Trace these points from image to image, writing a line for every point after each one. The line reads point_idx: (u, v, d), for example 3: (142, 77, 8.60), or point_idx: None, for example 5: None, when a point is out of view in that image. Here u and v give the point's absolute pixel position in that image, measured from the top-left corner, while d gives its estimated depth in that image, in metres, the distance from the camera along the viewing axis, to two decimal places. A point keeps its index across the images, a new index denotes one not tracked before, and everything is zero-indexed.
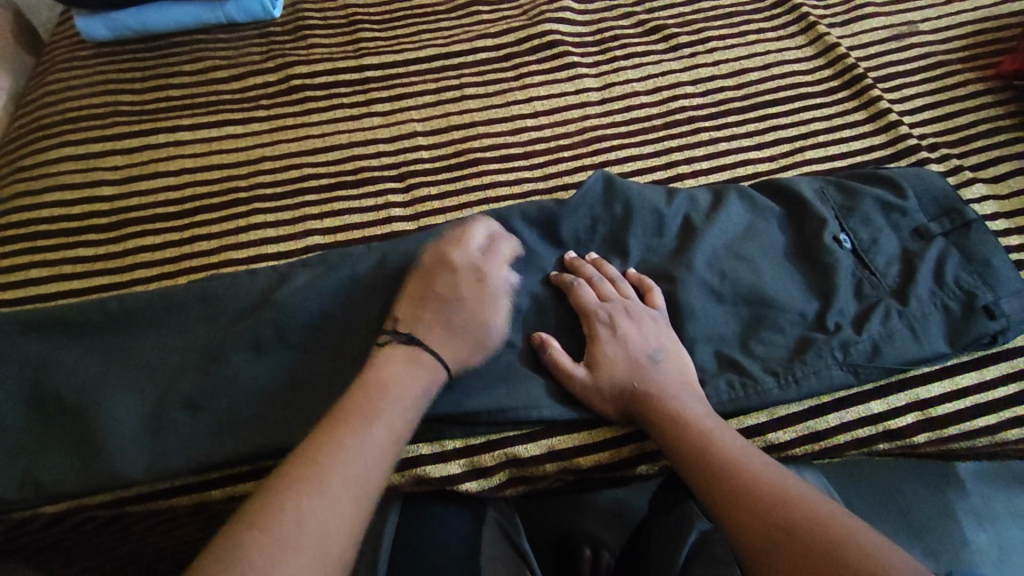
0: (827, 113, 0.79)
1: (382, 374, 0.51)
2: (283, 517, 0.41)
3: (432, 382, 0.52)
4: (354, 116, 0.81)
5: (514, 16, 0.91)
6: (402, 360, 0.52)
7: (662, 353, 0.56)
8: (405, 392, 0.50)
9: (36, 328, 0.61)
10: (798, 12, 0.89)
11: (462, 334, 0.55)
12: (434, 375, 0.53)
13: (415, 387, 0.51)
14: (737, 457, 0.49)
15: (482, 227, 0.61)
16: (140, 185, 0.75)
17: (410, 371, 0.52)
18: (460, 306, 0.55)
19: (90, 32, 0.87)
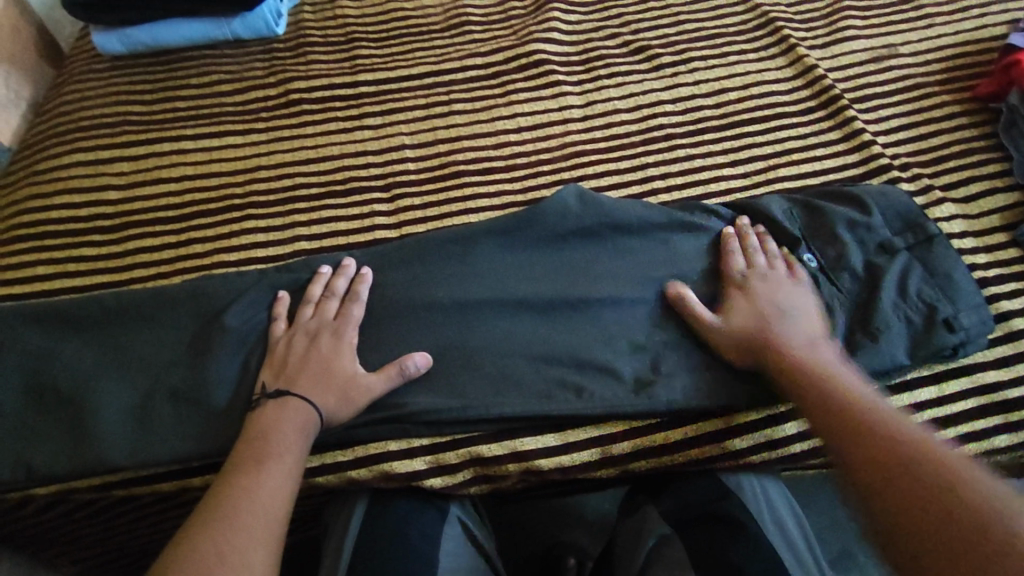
0: (803, 133, 0.81)
1: (256, 436, 0.54)
2: (202, 539, 0.46)
3: (300, 420, 0.55)
4: (346, 128, 0.85)
5: (504, 35, 0.94)
6: (272, 411, 0.56)
7: (797, 311, 0.60)
8: (280, 442, 0.53)
9: (41, 321, 0.66)
10: (780, 34, 0.91)
11: (323, 376, 0.58)
12: (301, 416, 0.55)
13: (287, 431, 0.54)
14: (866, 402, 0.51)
15: (338, 279, 0.66)
16: (143, 190, 0.80)
17: (277, 418, 0.55)
18: (317, 353, 0.60)
19: (105, 47, 0.93)
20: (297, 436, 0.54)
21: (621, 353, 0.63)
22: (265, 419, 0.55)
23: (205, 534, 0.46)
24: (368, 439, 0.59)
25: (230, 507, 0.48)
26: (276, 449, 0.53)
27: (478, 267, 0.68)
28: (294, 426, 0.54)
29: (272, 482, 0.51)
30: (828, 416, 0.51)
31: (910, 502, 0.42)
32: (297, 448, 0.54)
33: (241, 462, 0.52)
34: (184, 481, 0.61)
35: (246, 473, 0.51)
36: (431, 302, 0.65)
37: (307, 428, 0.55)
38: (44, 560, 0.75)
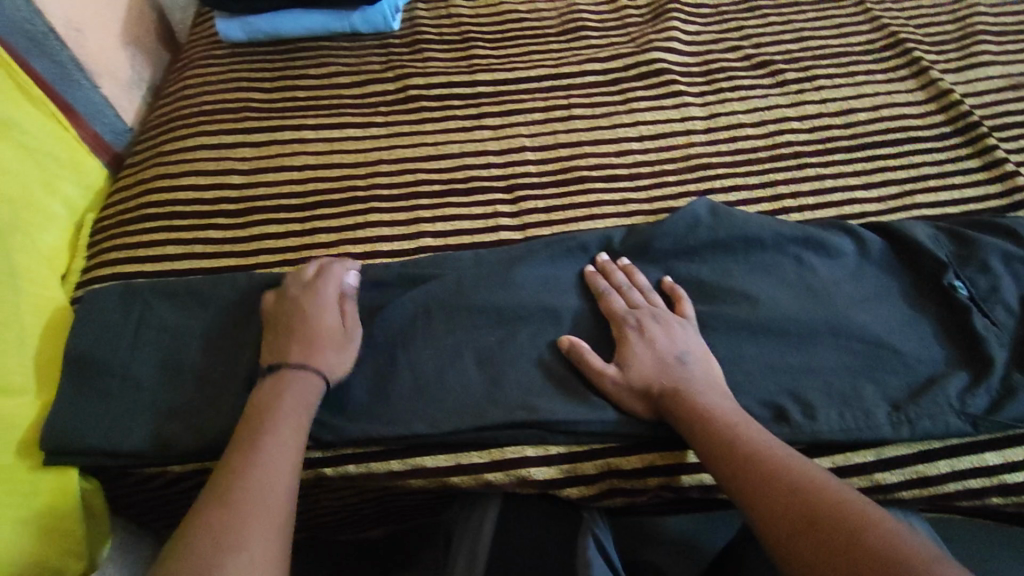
0: (939, 158, 0.78)
1: (256, 412, 0.54)
2: (215, 517, 0.46)
3: (308, 387, 0.56)
4: (466, 127, 0.85)
5: (622, 42, 0.93)
6: (272, 381, 0.56)
7: (691, 355, 0.59)
8: (278, 417, 0.53)
9: (181, 301, 0.67)
10: (910, 56, 0.88)
11: (330, 342, 0.59)
12: (307, 382, 0.56)
13: (289, 401, 0.54)
14: (769, 451, 0.51)
15: (477, 281, 0.67)
16: (267, 177, 0.80)
17: (281, 383, 0.56)
18: (301, 317, 0.60)
19: (228, 34, 0.94)
20: (295, 411, 0.54)
21: (761, 373, 0.61)
22: (279, 383, 0.56)
23: (210, 518, 0.45)
24: (505, 442, 0.59)
25: (233, 489, 0.47)
26: (277, 426, 0.52)
27: (610, 273, 0.67)
28: (298, 394, 0.55)
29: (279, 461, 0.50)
30: (723, 464, 0.52)
31: (786, 517, 0.47)
32: (297, 425, 0.53)
33: (242, 442, 0.51)
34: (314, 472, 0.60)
35: (249, 452, 0.50)
36: (564, 312, 0.65)
37: (310, 399, 0.55)
38: (155, 532, 0.76)
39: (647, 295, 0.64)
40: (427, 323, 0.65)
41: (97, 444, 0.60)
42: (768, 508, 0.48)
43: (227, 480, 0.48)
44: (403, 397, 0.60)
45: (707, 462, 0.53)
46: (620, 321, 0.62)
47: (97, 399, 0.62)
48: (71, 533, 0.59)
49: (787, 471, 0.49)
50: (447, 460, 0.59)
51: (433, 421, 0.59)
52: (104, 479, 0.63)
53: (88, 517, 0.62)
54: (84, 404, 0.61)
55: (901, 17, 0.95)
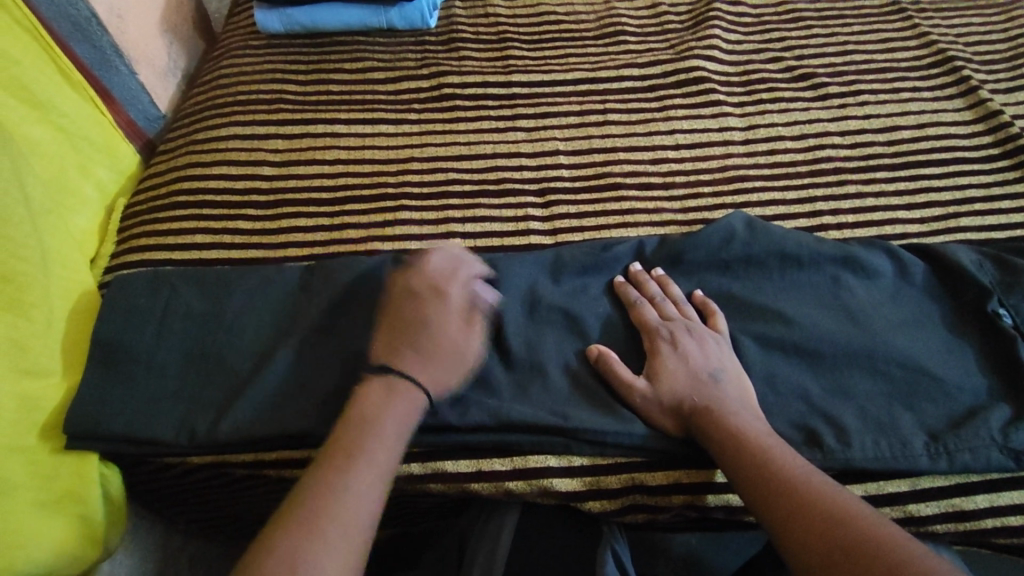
0: (986, 181, 0.76)
1: (364, 421, 0.52)
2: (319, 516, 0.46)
3: (414, 400, 0.54)
4: (499, 128, 0.84)
5: (661, 48, 0.92)
6: (380, 399, 0.53)
7: (724, 373, 0.57)
8: (382, 428, 0.52)
9: (208, 290, 0.67)
10: (959, 74, 0.86)
11: (448, 352, 0.57)
12: (410, 395, 0.54)
13: (392, 420, 0.52)
14: (802, 476, 0.50)
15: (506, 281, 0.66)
16: (298, 170, 0.80)
17: (386, 399, 0.53)
18: (417, 322, 0.57)
19: (265, 25, 0.94)
20: (401, 426, 0.52)
21: (792, 394, 0.60)
22: (385, 399, 0.53)
23: (304, 525, 0.46)
24: (528, 451, 0.58)
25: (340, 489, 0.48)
26: (380, 441, 0.51)
27: (644, 284, 0.66)
28: (404, 411, 0.53)
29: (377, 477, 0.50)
30: (753, 489, 0.50)
31: (815, 544, 0.45)
32: (398, 438, 0.52)
33: (348, 432, 0.52)
34: None
35: (346, 466, 0.49)
36: (593, 322, 0.64)
37: (415, 412, 0.54)
38: (169, 517, 0.76)
39: (679, 307, 0.63)
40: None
41: (120, 430, 0.59)
42: (797, 533, 0.46)
43: (321, 496, 0.47)
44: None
45: (733, 478, 0.52)
46: (651, 333, 0.61)
47: (118, 384, 0.62)
48: (85, 519, 0.59)
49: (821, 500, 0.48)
50: (469, 466, 0.58)
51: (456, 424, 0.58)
52: (124, 466, 0.63)
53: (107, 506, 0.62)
54: (109, 390, 0.61)
55: (950, 33, 0.92)
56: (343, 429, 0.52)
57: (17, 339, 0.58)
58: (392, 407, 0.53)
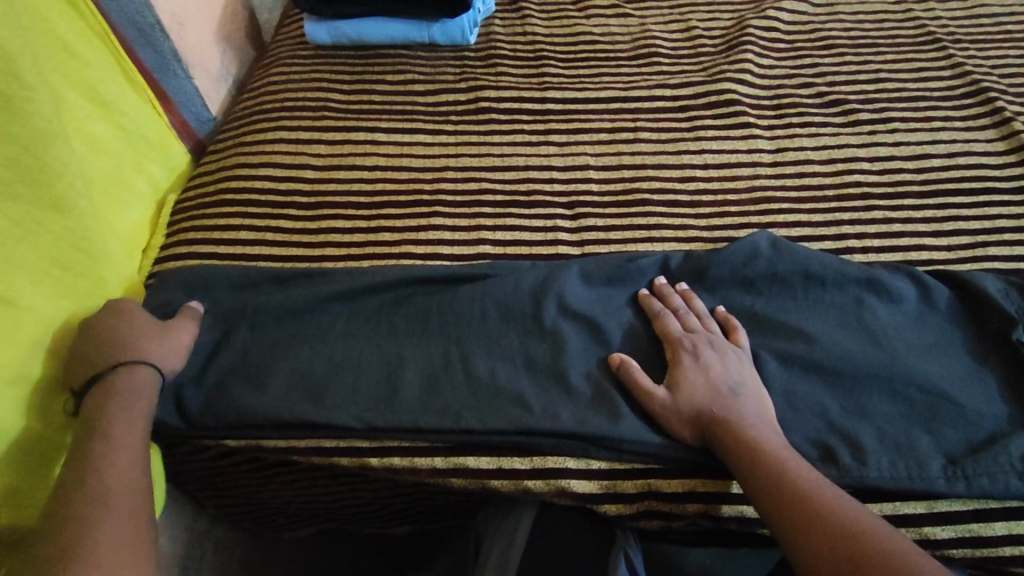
0: (1015, 212, 0.76)
1: (88, 428, 0.55)
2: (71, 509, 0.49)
3: (145, 386, 0.59)
4: (532, 142, 0.86)
5: (693, 70, 0.94)
6: (110, 386, 0.58)
7: (743, 386, 0.59)
8: (116, 427, 0.55)
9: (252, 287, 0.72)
10: (994, 105, 0.86)
11: (154, 341, 0.62)
12: (143, 383, 0.59)
13: (131, 405, 0.57)
14: (810, 489, 0.51)
15: (528, 290, 0.68)
16: (338, 174, 0.84)
17: (120, 390, 0.58)
18: (119, 319, 0.62)
19: (314, 36, 0.99)
20: (132, 418, 0.56)
21: (810, 411, 0.61)
22: (107, 392, 0.57)
23: (61, 519, 0.48)
24: (548, 451, 0.59)
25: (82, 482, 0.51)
26: (116, 437, 0.54)
27: (669, 297, 0.67)
28: (125, 402, 0.57)
29: (128, 464, 0.53)
30: (762, 497, 0.51)
31: (819, 550, 0.47)
32: (137, 433, 0.56)
33: (88, 429, 0.55)
34: (360, 461, 0.62)
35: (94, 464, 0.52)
36: (617, 332, 0.66)
37: (143, 405, 0.58)
38: (199, 499, 0.79)
39: (698, 321, 0.65)
40: (481, 328, 0.66)
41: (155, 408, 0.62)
42: (805, 542, 0.48)
43: (68, 496, 0.50)
44: (455, 397, 0.62)
45: (745, 487, 0.53)
46: (673, 345, 0.63)
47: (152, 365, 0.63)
48: None
49: (826, 512, 0.49)
50: (489, 463, 0.60)
51: (482, 422, 0.60)
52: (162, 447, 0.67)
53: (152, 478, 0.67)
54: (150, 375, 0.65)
55: (985, 64, 0.93)
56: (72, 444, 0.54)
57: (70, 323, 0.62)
58: (124, 392, 0.58)
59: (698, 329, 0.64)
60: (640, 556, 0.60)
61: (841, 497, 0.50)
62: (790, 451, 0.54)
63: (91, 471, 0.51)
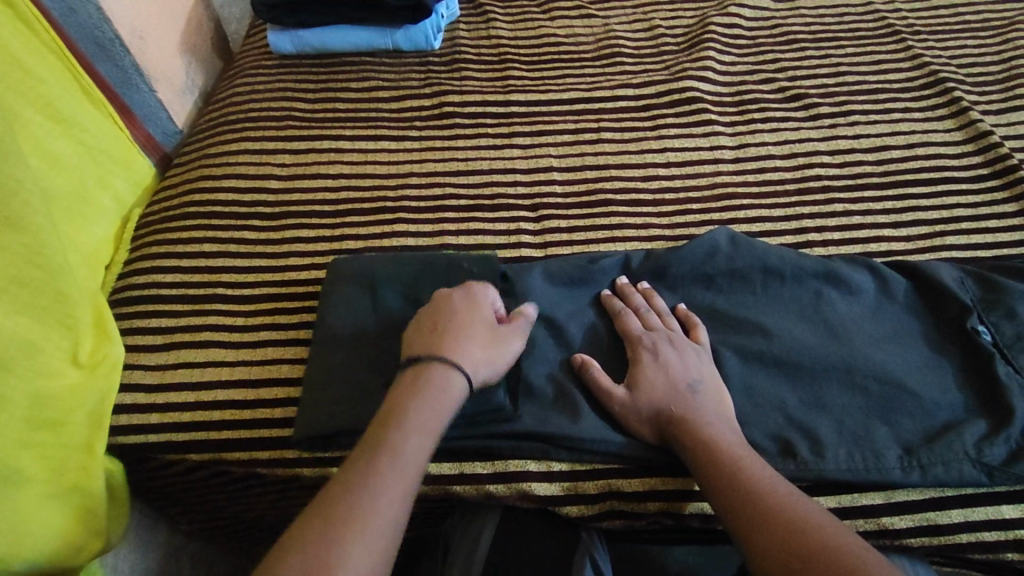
0: (973, 201, 0.77)
1: (393, 417, 0.53)
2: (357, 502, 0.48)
3: (451, 394, 0.55)
4: (496, 145, 0.87)
5: (656, 69, 0.94)
6: (417, 382, 0.55)
7: (703, 384, 0.59)
8: (417, 431, 0.52)
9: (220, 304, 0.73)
10: (951, 95, 0.87)
11: (483, 350, 0.58)
12: (448, 387, 0.55)
13: (426, 411, 0.53)
14: (762, 486, 0.51)
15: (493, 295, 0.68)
16: (302, 183, 0.84)
17: (426, 395, 0.54)
18: (460, 326, 0.59)
19: (278, 46, 0.99)
20: (431, 421, 0.53)
21: (769, 405, 0.61)
22: (421, 381, 0.55)
23: (347, 507, 0.47)
24: (509, 455, 0.60)
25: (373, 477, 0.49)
26: (409, 441, 0.51)
27: (630, 297, 0.67)
28: (434, 400, 0.54)
29: (407, 471, 0.50)
30: (716, 496, 0.52)
31: (773, 542, 0.47)
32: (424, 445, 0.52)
33: (391, 415, 0.53)
34: (326, 470, 0.62)
35: (379, 460, 0.50)
36: (579, 333, 0.66)
37: (443, 413, 0.54)
38: (171, 515, 0.78)
39: (660, 319, 0.65)
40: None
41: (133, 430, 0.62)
42: (755, 541, 0.48)
43: (349, 491, 0.48)
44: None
45: (702, 485, 0.53)
46: (634, 344, 0.63)
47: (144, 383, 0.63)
48: (94, 515, 0.61)
49: (777, 510, 0.49)
50: (451, 469, 0.60)
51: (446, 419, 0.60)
52: (127, 463, 0.67)
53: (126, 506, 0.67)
54: (134, 393, 0.67)
55: (943, 56, 0.94)
56: (374, 426, 0.53)
57: (30, 340, 0.59)
58: (422, 391, 0.54)
59: (659, 327, 0.64)
60: (607, 560, 0.60)
61: (794, 494, 0.51)
62: (745, 448, 0.54)
63: (374, 475, 0.49)
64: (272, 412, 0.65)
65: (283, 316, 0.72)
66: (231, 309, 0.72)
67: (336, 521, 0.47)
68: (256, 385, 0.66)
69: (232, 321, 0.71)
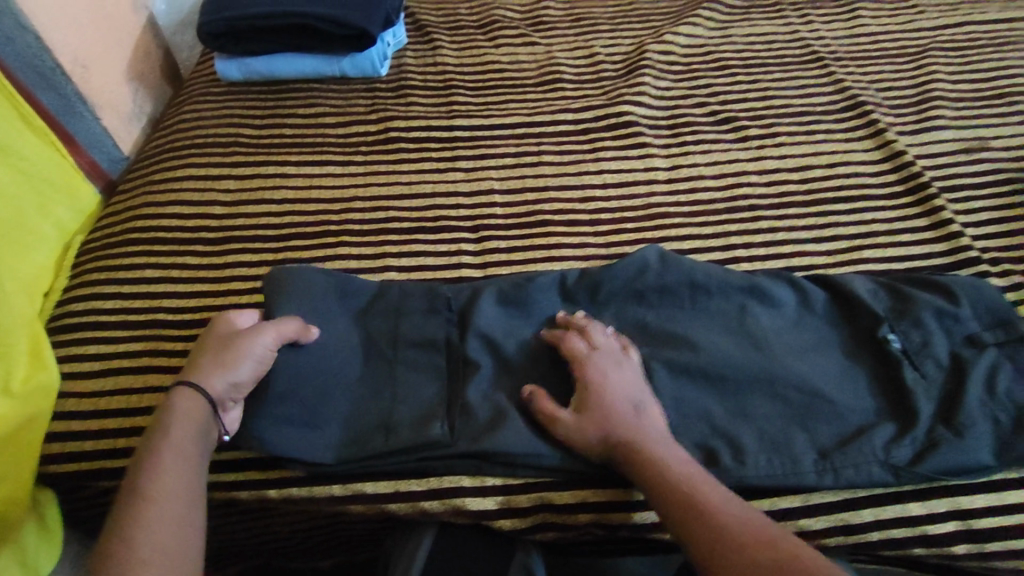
0: (889, 216, 0.82)
1: (129, 489, 0.52)
2: (135, 503, 0.51)
3: (198, 389, 0.57)
4: (440, 169, 0.89)
5: (595, 94, 0.98)
6: (164, 418, 0.56)
7: (647, 406, 0.60)
8: (153, 488, 0.51)
9: (162, 330, 0.73)
10: (869, 118, 0.93)
11: (216, 355, 0.59)
12: (190, 395, 0.57)
13: (181, 415, 0.56)
14: (715, 503, 0.52)
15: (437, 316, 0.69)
16: (246, 208, 0.85)
17: (175, 406, 0.56)
18: (206, 347, 0.60)
19: (224, 73, 1.00)
20: (189, 416, 0.56)
21: (695, 416, 0.63)
22: (154, 434, 0.55)
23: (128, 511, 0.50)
24: (443, 472, 0.61)
25: (142, 475, 0.52)
26: (167, 445, 0.54)
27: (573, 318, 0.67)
28: (169, 440, 0.54)
29: (164, 502, 0.51)
30: (673, 517, 0.52)
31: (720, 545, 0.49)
32: (190, 436, 0.55)
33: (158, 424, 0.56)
34: (262, 491, 0.63)
35: (145, 476, 0.52)
36: (516, 350, 0.68)
37: (199, 405, 0.56)
38: None
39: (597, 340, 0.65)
40: (394, 342, 0.67)
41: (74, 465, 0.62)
42: (719, 561, 0.48)
43: (129, 494, 0.51)
44: (367, 408, 0.63)
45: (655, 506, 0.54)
46: (579, 365, 0.62)
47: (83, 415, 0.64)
48: (21, 546, 0.60)
49: (735, 527, 0.50)
50: (387, 487, 0.62)
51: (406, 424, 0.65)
52: (62, 491, 0.66)
53: (61, 535, 0.66)
54: (67, 421, 0.66)
55: (863, 81, 0.99)
56: (116, 504, 0.52)
57: None
58: (177, 400, 0.57)
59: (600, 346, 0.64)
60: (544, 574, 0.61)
61: (747, 510, 0.52)
62: (694, 467, 0.56)
63: (147, 474, 0.52)
64: None
65: None
66: (172, 335, 0.73)
67: (121, 527, 0.50)
68: None
69: (172, 347, 0.72)
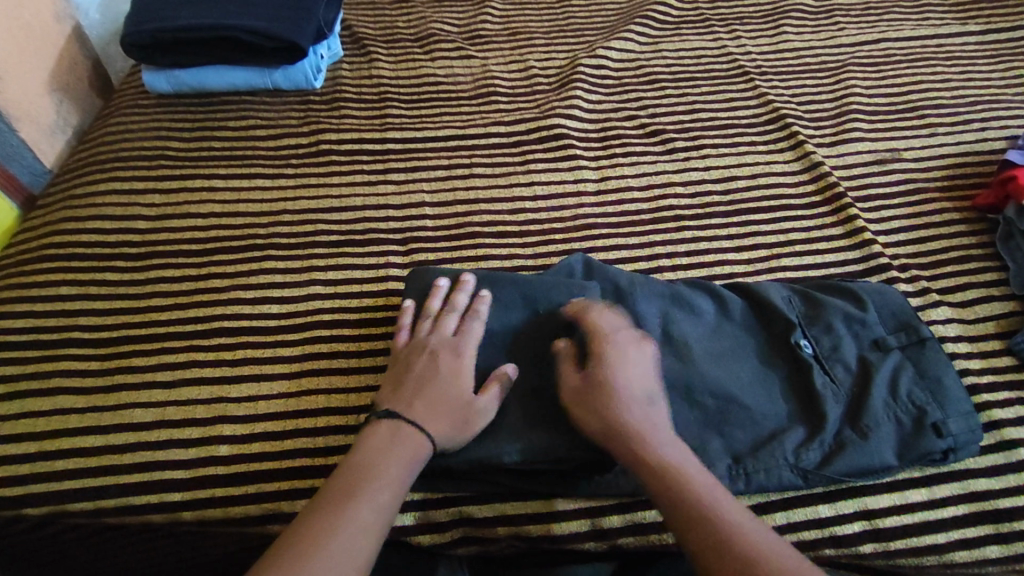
0: (807, 225, 0.85)
1: (316, 517, 0.49)
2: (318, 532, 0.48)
3: (416, 443, 0.55)
4: (370, 181, 0.89)
5: (527, 107, 0.99)
6: (373, 448, 0.54)
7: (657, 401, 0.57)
8: (345, 521, 0.49)
9: (74, 350, 0.71)
10: (790, 130, 0.96)
11: (443, 402, 0.57)
12: (416, 438, 0.55)
13: (398, 460, 0.53)
14: (708, 497, 0.50)
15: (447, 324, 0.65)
16: (170, 223, 0.83)
17: (390, 438, 0.55)
18: (457, 389, 0.59)
19: (153, 84, 0.98)
20: (406, 464, 0.53)
21: None
22: (369, 457, 0.54)
23: (307, 536, 0.48)
24: None
25: (347, 509, 0.49)
26: (368, 485, 0.51)
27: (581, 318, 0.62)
28: (386, 478, 0.52)
29: (351, 536, 0.48)
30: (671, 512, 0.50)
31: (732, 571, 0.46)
32: (396, 484, 0.52)
33: (365, 458, 0.53)
34: (175, 515, 0.61)
35: (336, 505, 0.50)
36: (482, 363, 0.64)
37: (416, 454, 0.54)
38: None
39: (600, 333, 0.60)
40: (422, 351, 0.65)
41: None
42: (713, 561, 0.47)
43: (314, 525, 0.48)
44: None
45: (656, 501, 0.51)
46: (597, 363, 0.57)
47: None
48: None
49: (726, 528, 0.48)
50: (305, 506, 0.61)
51: None
52: None
53: None
54: None
55: (786, 94, 1.03)
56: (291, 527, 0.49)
57: None
58: (393, 445, 0.54)
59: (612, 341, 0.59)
60: None
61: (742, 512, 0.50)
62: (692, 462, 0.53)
63: (351, 509, 0.50)
64: (120, 458, 0.63)
65: (142, 359, 0.70)
66: (86, 355, 0.71)
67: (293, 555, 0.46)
68: (104, 431, 0.65)
69: (85, 367, 0.69)
